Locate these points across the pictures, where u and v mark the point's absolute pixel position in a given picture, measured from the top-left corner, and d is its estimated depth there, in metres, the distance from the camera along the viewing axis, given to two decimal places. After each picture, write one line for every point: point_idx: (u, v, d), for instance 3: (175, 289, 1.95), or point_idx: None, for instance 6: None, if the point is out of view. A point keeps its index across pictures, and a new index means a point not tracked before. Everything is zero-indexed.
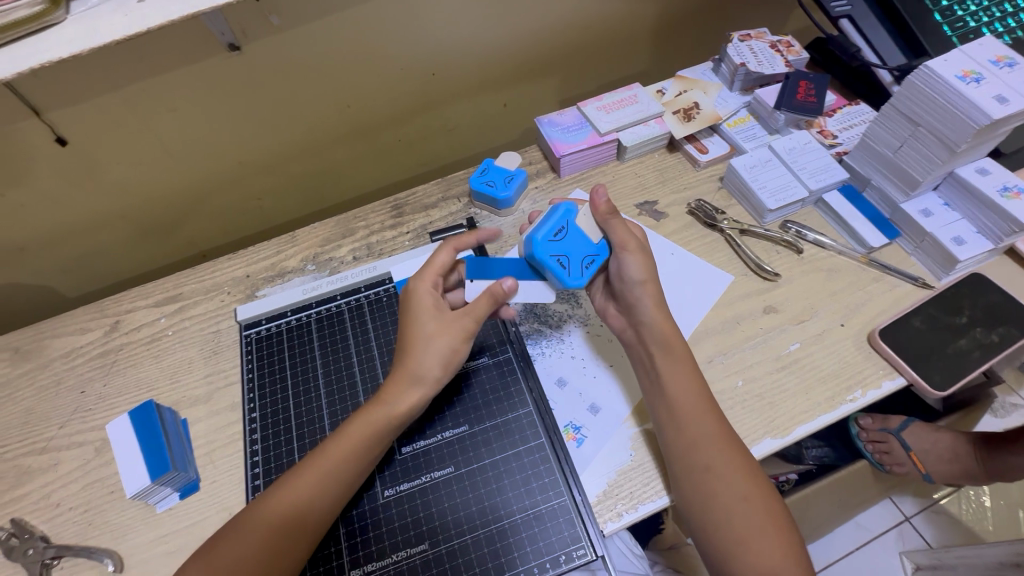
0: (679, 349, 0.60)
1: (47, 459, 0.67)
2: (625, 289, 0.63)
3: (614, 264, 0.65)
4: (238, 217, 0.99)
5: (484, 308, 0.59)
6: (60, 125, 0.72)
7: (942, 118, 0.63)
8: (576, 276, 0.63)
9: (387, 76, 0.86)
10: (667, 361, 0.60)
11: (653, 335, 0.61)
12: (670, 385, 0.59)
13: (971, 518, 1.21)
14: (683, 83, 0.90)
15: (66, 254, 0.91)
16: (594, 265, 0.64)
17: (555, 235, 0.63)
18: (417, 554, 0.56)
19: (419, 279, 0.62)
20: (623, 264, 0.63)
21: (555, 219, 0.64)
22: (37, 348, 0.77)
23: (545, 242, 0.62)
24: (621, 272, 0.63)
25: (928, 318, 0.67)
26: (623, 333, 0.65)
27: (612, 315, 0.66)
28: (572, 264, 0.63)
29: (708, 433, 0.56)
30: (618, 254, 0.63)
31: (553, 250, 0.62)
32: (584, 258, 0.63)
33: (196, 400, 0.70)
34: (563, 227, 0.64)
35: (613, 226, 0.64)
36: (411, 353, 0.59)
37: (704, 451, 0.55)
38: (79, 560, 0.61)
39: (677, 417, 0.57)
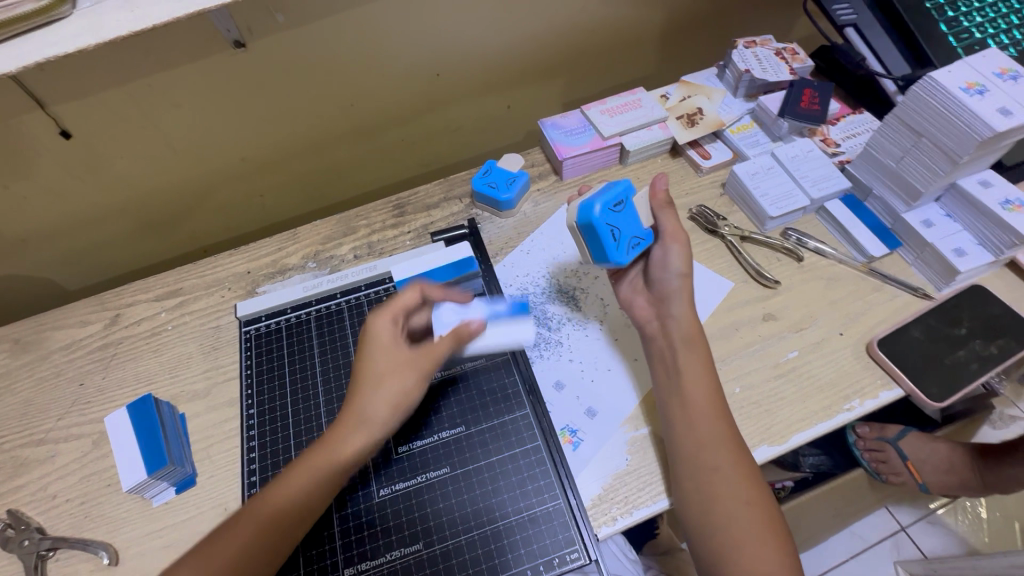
0: (701, 345, 0.61)
1: (44, 451, 0.68)
2: (663, 279, 0.65)
3: (658, 252, 0.66)
4: (240, 213, 0.99)
5: (446, 347, 0.61)
6: (65, 118, 0.72)
7: (945, 130, 0.64)
8: (622, 252, 0.63)
9: (392, 75, 0.86)
10: (691, 354, 0.61)
11: (680, 327, 0.62)
12: (683, 382, 0.59)
13: (966, 529, 1.21)
14: (687, 88, 0.90)
15: (68, 247, 0.91)
16: (639, 248, 0.65)
17: (614, 208, 0.62)
18: (411, 553, 0.56)
19: (380, 316, 0.61)
20: (669, 253, 0.65)
21: (618, 191, 0.63)
22: (37, 339, 0.77)
23: (602, 213, 0.61)
24: (665, 260, 0.65)
25: (927, 329, 0.67)
26: (646, 324, 0.65)
27: (639, 306, 0.67)
28: (620, 240, 0.63)
29: (715, 434, 0.56)
30: (665, 241, 0.66)
31: (609, 222, 0.62)
32: (632, 238, 0.64)
33: (194, 395, 0.71)
34: (622, 202, 0.63)
35: (666, 215, 0.67)
36: (360, 396, 0.58)
37: (711, 452, 0.55)
38: (74, 552, 0.61)
39: (676, 420, 0.58)
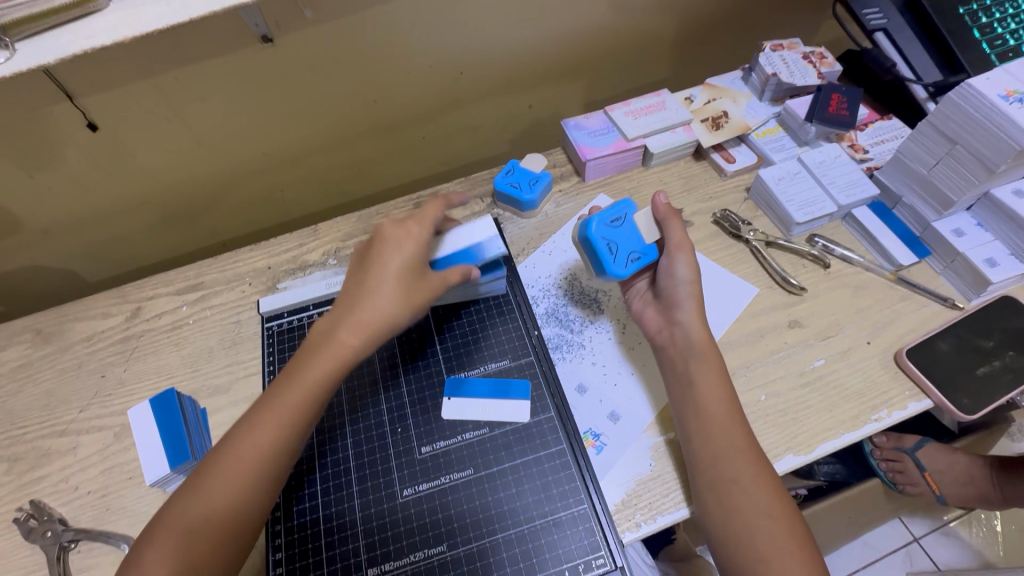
0: (711, 355, 0.61)
1: (66, 442, 0.68)
2: (671, 288, 0.64)
3: (664, 262, 0.66)
4: (259, 208, 0.99)
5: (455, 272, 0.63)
6: (92, 110, 0.72)
7: (982, 138, 0.62)
8: (619, 264, 0.64)
9: (415, 73, 0.86)
10: (701, 366, 0.60)
11: (691, 338, 0.61)
12: (700, 393, 0.58)
13: (981, 542, 1.19)
14: (712, 91, 0.89)
15: (88, 238, 0.91)
16: (639, 262, 0.65)
17: (611, 223, 0.66)
18: (435, 555, 0.56)
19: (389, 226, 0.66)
20: (674, 262, 0.64)
21: (614, 210, 0.67)
22: (59, 330, 0.77)
23: (599, 227, 0.65)
24: (671, 270, 0.64)
25: (956, 340, 0.66)
26: (658, 334, 0.64)
27: (649, 316, 0.66)
28: (619, 253, 0.65)
29: (732, 447, 0.55)
30: (669, 252, 0.65)
31: (605, 236, 0.65)
32: (632, 252, 0.65)
33: (215, 390, 0.70)
34: (620, 219, 0.67)
35: (671, 224, 0.66)
36: (361, 297, 0.59)
37: (728, 465, 0.55)
38: (95, 544, 0.61)
39: (703, 428, 0.57)
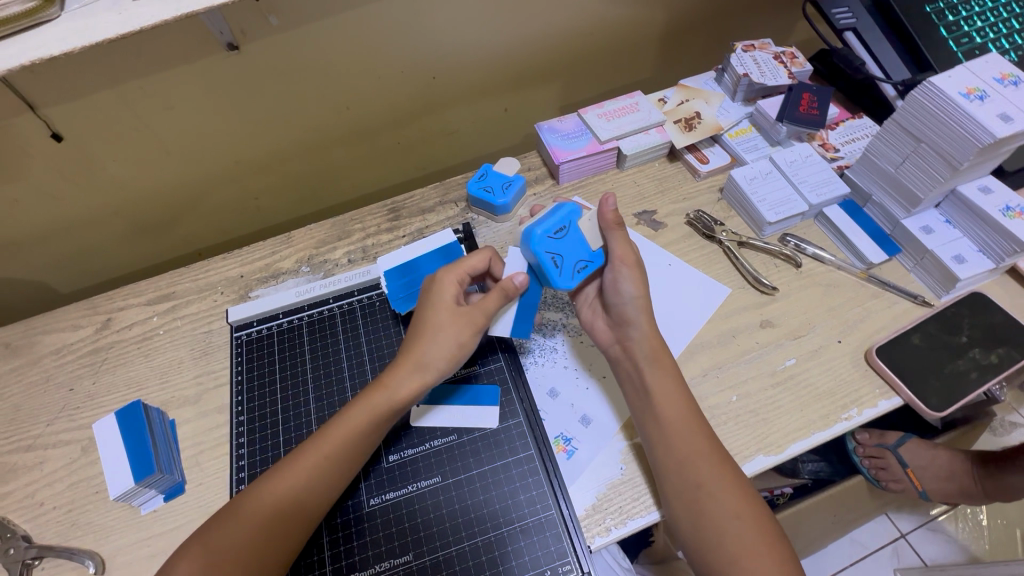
0: (667, 365, 0.60)
1: (33, 457, 0.67)
2: (619, 304, 0.63)
3: (609, 276, 0.64)
4: (235, 215, 0.98)
5: (494, 303, 0.60)
6: (55, 120, 0.71)
7: (945, 136, 0.63)
8: (565, 277, 0.63)
9: (387, 79, 0.86)
10: (657, 376, 0.59)
11: (643, 351, 0.61)
12: (666, 397, 0.58)
13: (966, 537, 1.20)
14: (685, 92, 0.89)
15: (60, 250, 0.90)
16: (586, 270, 0.64)
17: (554, 233, 0.62)
18: (401, 564, 0.56)
19: (448, 273, 0.63)
20: (619, 278, 0.63)
21: (557, 219, 0.63)
22: (28, 344, 0.76)
23: (542, 239, 0.62)
24: (616, 286, 0.63)
25: (927, 336, 0.66)
26: (610, 347, 0.64)
27: (600, 329, 0.66)
28: (565, 266, 0.63)
29: (701, 447, 0.55)
30: (613, 266, 0.63)
31: (548, 249, 0.62)
32: (577, 262, 0.63)
33: (185, 401, 0.70)
34: (563, 229, 0.63)
35: (615, 237, 0.63)
36: (418, 342, 0.60)
37: (698, 466, 0.54)
38: (60, 560, 0.60)
39: (669, 430, 0.57)
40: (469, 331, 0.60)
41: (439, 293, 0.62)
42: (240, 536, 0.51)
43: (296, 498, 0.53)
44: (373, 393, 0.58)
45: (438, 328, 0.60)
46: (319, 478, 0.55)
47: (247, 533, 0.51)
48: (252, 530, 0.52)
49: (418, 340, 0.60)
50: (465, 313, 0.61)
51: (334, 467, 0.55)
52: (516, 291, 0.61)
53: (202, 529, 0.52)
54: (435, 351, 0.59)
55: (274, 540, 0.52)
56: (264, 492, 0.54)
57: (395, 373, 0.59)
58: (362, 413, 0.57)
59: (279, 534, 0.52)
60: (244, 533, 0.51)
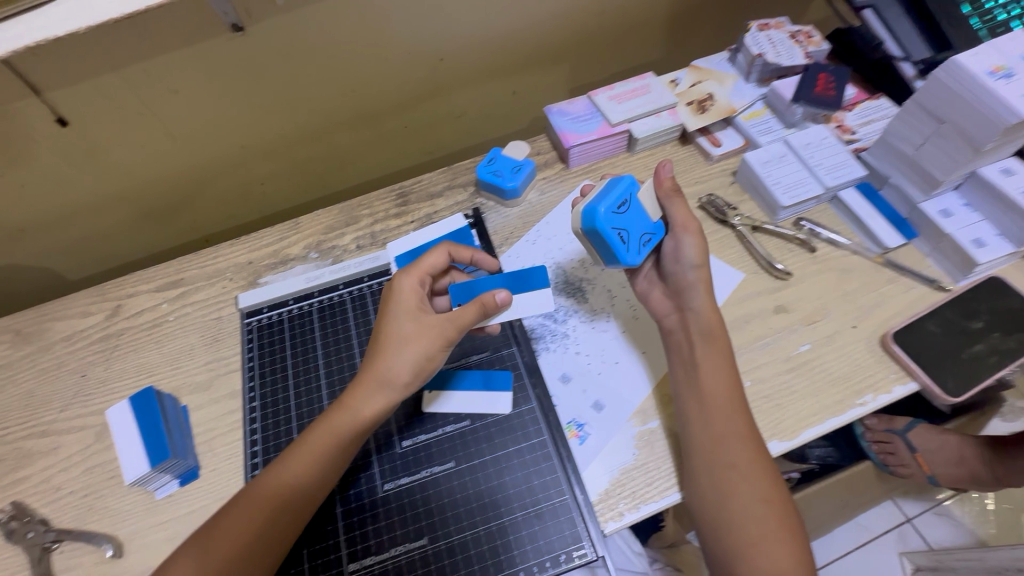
0: (721, 338, 0.60)
1: (48, 443, 0.67)
2: (678, 270, 0.63)
3: (670, 244, 0.64)
4: (242, 200, 0.98)
5: (470, 315, 0.58)
6: (60, 105, 0.70)
7: (969, 116, 0.61)
8: (632, 253, 0.61)
9: (394, 61, 0.84)
10: (708, 350, 0.59)
11: (699, 323, 0.60)
12: (709, 375, 0.58)
13: (972, 521, 1.20)
14: (697, 73, 0.87)
15: (67, 236, 0.90)
16: (651, 243, 0.63)
17: (618, 209, 0.61)
18: (416, 549, 0.56)
19: (408, 277, 0.62)
20: (682, 245, 0.63)
21: (618, 191, 0.61)
22: (39, 330, 0.76)
23: (608, 217, 0.59)
24: (679, 253, 0.63)
25: (943, 322, 0.65)
26: (665, 318, 0.64)
27: (655, 300, 0.66)
28: (632, 241, 0.61)
29: (733, 431, 0.55)
30: (676, 232, 0.63)
31: (614, 225, 0.60)
32: (643, 234, 0.63)
33: (196, 386, 0.70)
34: (625, 202, 0.62)
35: (676, 203, 0.64)
36: (383, 355, 0.58)
37: (729, 449, 0.54)
38: (78, 544, 0.61)
39: (705, 408, 0.57)
40: (437, 344, 0.58)
41: (399, 301, 0.60)
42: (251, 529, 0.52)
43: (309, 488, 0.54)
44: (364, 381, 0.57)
45: (400, 343, 0.58)
46: (332, 465, 0.55)
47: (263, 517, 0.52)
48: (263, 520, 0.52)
49: (381, 355, 0.58)
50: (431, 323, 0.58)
51: (348, 452, 0.56)
52: (495, 309, 0.59)
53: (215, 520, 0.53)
54: (400, 367, 0.57)
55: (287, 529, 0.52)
56: (277, 479, 0.54)
57: (361, 394, 0.57)
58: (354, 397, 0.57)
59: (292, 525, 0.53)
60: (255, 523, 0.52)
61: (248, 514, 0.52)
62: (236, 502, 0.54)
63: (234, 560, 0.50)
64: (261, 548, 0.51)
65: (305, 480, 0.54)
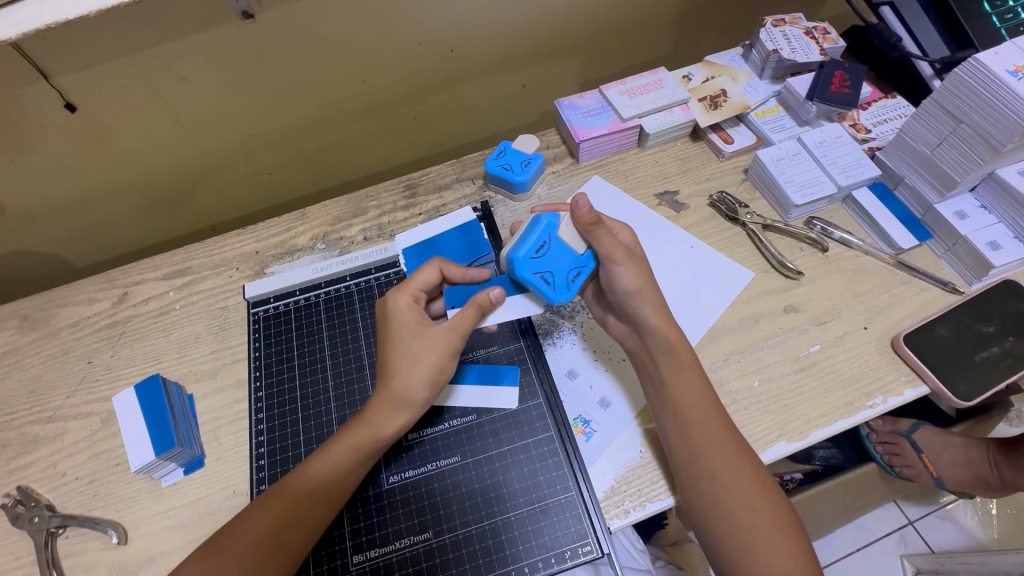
0: (685, 355, 0.58)
1: (54, 428, 0.67)
2: (620, 299, 0.60)
3: (604, 273, 0.60)
4: (249, 190, 0.97)
5: (468, 320, 0.57)
6: (69, 90, 0.70)
7: (989, 116, 0.60)
8: (562, 291, 0.58)
9: (404, 52, 0.83)
10: (672, 367, 0.58)
11: (658, 341, 0.58)
12: (680, 391, 0.57)
13: (975, 526, 1.19)
14: (711, 69, 0.86)
15: (74, 223, 0.90)
16: (580, 277, 0.59)
17: (537, 252, 0.58)
18: (420, 542, 0.56)
19: (401, 296, 0.59)
20: (614, 275, 0.59)
21: (535, 235, 0.59)
22: (46, 316, 0.76)
23: (527, 262, 0.58)
24: (614, 283, 0.60)
25: (955, 326, 0.65)
26: (626, 340, 0.62)
27: (611, 323, 0.64)
28: (557, 279, 0.58)
29: (711, 442, 0.54)
30: (606, 263, 0.59)
31: (534, 269, 0.58)
32: (568, 270, 0.59)
33: (202, 375, 0.70)
34: (544, 243, 0.59)
35: (598, 235, 0.59)
36: (397, 376, 0.57)
37: (710, 461, 0.53)
38: (83, 530, 0.61)
39: (680, 423, 0.56)
40: (444, 356, 0.57)
41: (397, 321, 0.59)
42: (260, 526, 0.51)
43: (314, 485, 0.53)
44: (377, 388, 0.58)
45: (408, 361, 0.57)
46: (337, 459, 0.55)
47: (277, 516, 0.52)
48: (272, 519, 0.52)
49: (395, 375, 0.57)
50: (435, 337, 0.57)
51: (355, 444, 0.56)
52: (490, 305, 0.58)
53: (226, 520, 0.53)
54: (412, 384, 0.56)
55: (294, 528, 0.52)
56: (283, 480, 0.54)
57: (378, 413, 0.56)
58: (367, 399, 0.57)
59: (298, 525, 0.52)
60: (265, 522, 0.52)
61: (261, 515, 0.52)
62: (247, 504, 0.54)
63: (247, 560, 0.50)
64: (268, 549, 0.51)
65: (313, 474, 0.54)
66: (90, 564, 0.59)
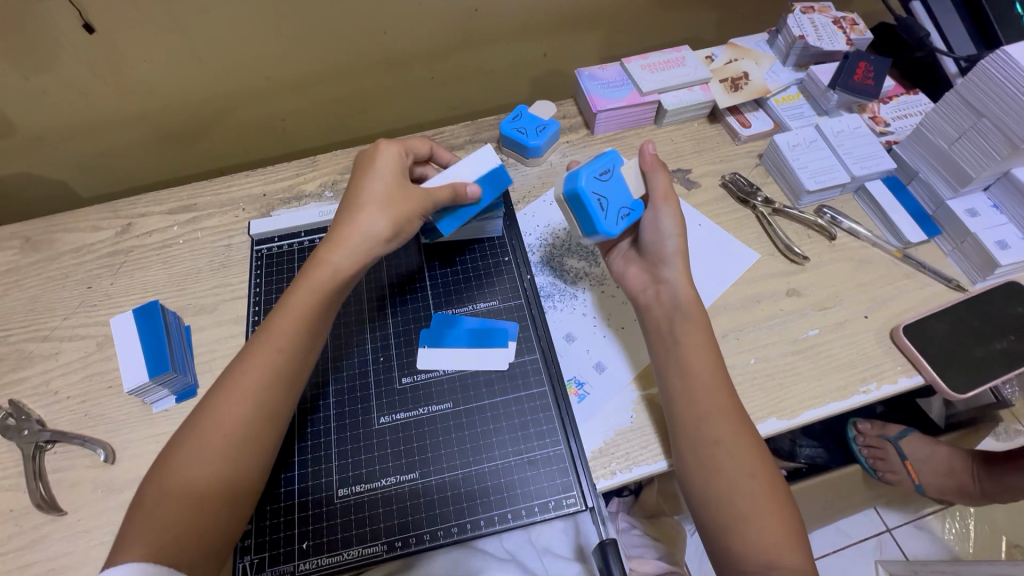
0: (697, 315, 0.58)
1: (49, 347, 0.68)
2: (654, 245, 0.61)
3: (648, 217, 0.62)
4: (260, 136, 0.97)
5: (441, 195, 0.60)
6: (88, 9, 0.69)
7: (1011, 110, 0.60)
8: (610, 222, 0.60)
9: (427, 7, 0.82)
10: (688, 326, 0.58)
11: (677, 297, 0.59)
12: (688, 353, 0.57)
13: (952, 537, 1.20)
14: (735, 51, 0.85)
15: (82, 152, 0.89)
16: (628, 219, 0.62)
17: (601, 176, 0.60)
18: (406, 482, 0.56)
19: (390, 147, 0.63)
20: (659, 216, 0.61)
21: (603, 161, 0.61)
22: (48, 239, 0.76)
23: (589, 182, 0.59)
24: (656, 224, 0.61)
25: (954, 321, 0.65)
26: (643, 293, 0.62)
27: (632, 276, 0.64)
28: (610, 209, 0.60)
29: (715, 407, 0.54)
30: (654, 205, 0.61)
31: (594, 190, 0.60)
32: (621, 208, 0.61)
33: (201, 309, 0.70)
34: (608, 171, 0.61)
35: (658, 175, 0.62)
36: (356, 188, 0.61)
37: (712, 426, 0.53)
38: (72, 447, 0.61)
39: (687, 386, 0.55)
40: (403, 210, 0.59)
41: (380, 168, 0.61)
42: (235, 472, 0.50)
43: None
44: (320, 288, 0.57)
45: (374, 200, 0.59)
46: None
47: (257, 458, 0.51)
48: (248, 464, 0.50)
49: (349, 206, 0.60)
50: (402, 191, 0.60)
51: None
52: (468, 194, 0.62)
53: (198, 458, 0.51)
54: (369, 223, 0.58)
55: None
56: (264, 423, 0.52)
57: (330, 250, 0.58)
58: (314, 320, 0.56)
59: None
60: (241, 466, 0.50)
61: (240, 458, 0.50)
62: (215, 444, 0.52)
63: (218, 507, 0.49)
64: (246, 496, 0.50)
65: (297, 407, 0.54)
66: (76, 480, 0.59)
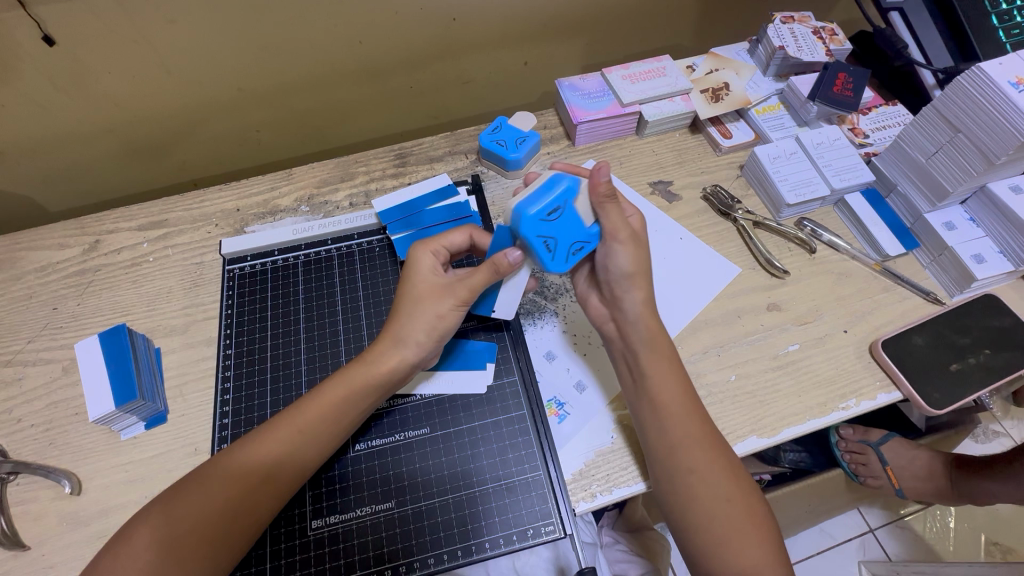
0: (662, 347, 0.57)
1: (12, 373, 0.65)
2: (612, 279, 0.58)
3: (603, 251, 0.58)
4: (236, 146, 0.95)
5: (481, 279, 0.56)
6: (47, 22, 0.66)
7: (986, 127, 0.60)
8: (559, 262, 0.56)
9: (404, 16, 0.81)
10: (651, 358, 0.56)
11: (636, 333, 0.57)
12: (654, 384, 0.55)
13: (932, 536, 1.22)
14: (715, 61, 0.85)
15: (48, 165, 0.86)
16: (581, 253, 0.57)
17: (548, 215, 0.54)
18: (382, 511, 0.55)
19: (422, 246, 0.60)
20: (612, 254, 0.57)
21: (551, 196, 0.54)
22: (11, 258, 0.73)
23: (535, 222, 0.54)
24: (610, 263, 0.57)
25: (932, 336, 0.65)
26: (604, 325, 0.61)
27: (593, 304, 0.62)
28: (558, 249, 0.56)
29: (691, 437, 0.53)
30: (607, 241, 0.57)
31: (541, 232, 0.55)
32: (572, 244, 0.56)
33: (171, 330, 0.68)
34: (557, 208, 0.55)
35: (608, 212, 0.56)
36: (400, 314, 0.57)
37: (688, 455, 0.52)
38: (36, 478, 0.59)
39: (659, 417, 0.54)
40: (449, 303, 0.57)
41: (416, 272, 0.59)
42: (202, 513, 0.48)
43: (264, 471, 0.51)
44: (353, 370, 0.55)
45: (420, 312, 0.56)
46: (297, 435, 0.53)
47: (223, 502, 0.49)
48: (217, 502, 0.49)
49: (396, 316, 0.57)
50: (445, 285, 0.58)
51: (340, 411, 0.54)
52: (508, 269, 0.56)
53: (164, 496, 0.49)
54: (414, 324, 0.56)
55: (242, 512, 0.49)
56: (233, 458, 0.51)
57: (376, 349, 0.56)
58: (339, 389, 0.55)
59: (244, 508, 0.49)
60: (210, 504, 0.48)
61: (211, 494, 0.49)
62: (184, 480, 0.50)
63: (186, 549, 0.47)
64: (219, 536, 0.48)
65: (273, 452, 0.51)
66: (40, 513, 0.57)
